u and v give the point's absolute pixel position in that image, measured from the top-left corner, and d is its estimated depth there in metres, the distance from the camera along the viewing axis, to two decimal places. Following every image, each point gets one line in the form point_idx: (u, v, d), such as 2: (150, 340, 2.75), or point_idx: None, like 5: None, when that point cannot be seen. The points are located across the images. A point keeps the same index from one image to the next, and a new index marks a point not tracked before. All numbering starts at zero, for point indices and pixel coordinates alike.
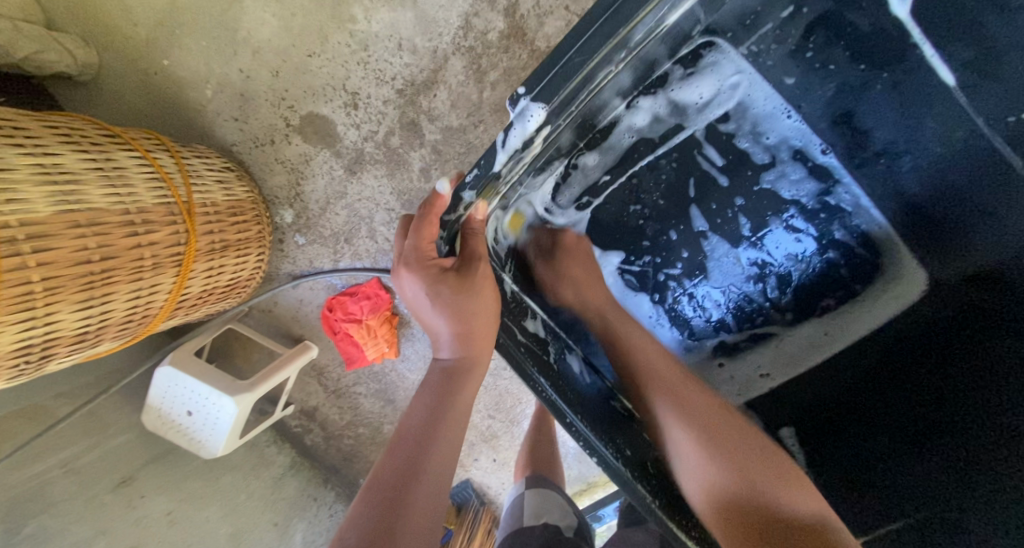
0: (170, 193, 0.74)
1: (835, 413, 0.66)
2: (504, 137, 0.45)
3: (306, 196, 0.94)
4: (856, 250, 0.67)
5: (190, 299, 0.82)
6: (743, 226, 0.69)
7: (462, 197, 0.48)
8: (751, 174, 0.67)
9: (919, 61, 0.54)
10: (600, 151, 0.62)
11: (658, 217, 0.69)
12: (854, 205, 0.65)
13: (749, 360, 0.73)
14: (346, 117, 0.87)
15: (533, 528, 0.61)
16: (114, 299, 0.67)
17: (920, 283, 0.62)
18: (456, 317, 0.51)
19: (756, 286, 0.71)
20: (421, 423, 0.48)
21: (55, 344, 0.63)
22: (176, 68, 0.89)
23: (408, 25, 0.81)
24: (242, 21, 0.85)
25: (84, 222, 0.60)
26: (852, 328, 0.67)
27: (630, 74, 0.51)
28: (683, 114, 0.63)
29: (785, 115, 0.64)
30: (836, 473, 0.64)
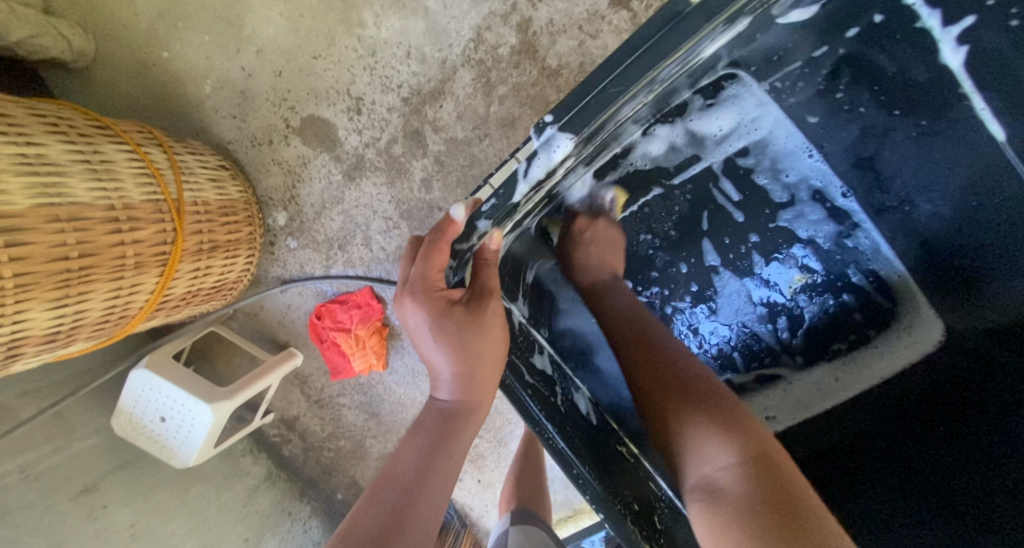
0: (159, 190, 0.71)
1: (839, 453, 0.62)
2: (527, 166, 0.43)
3: (301, 200, 0.91)
4: (872, 295, 0.65)
5: (172, 300, 0.79)
6: (756, 261, 0.68)
7: (477, 225, 0.45)
8: (769, 212, 0.66)
9: (964, 110, 0.53)
10: (613, 176, 0.61)
11: (670, 248, 0.69)
12: (872, 248, 0.64)
13: (756, 402, 0.69)
14: (348, 122, 0.85)
15: None
16: (90, 299, 0.64)
17: (935, 338, 0.61)
18: (460, 357, 0.49)
19: (766, 326, 0.70)
20: (412, 470, 0.46)
21: (24, 343, 0.59)
22: (176, 61, 0.87)
23: (419, 34, 0.80)
24: (248, 19, 0.83)
25: (65, 217, 0.58)
26: (863, 376, 0.64)
27: (649, 105, 0.51)
28: (700, 145, 0.63)
29: (806, 154, 0.63)
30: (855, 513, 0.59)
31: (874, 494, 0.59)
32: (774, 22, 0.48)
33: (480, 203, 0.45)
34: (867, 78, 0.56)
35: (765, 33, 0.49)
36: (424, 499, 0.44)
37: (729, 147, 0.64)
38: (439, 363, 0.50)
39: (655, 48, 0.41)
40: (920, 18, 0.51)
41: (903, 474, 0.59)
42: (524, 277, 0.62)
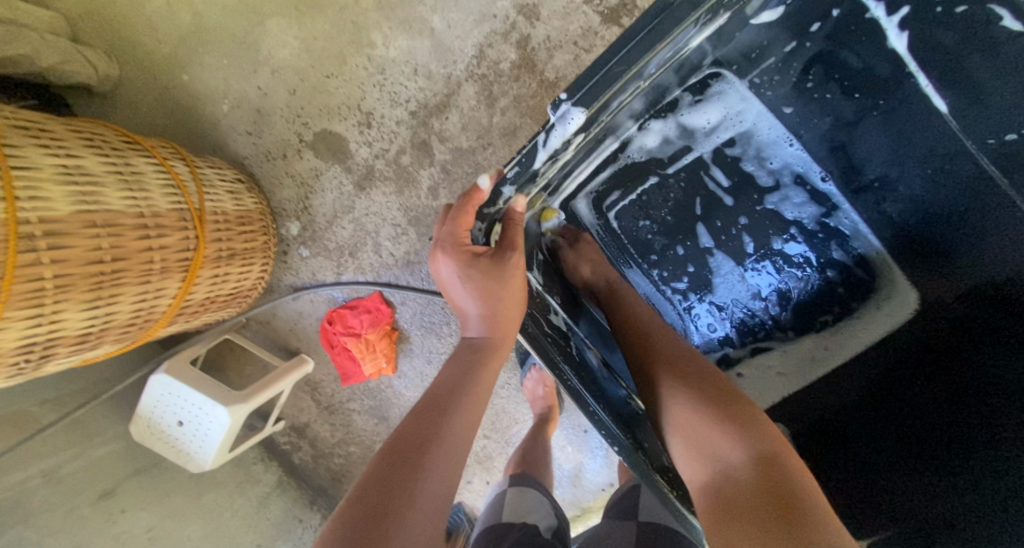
0: (183, 200, 0.75)
1: (838, 431, 0.66)
2: (545, 138, 0.49)
3: (313, 210, 0.96)
4: (853, 270, 0.70)
5: (192, 306, 0.82)
6: (746, 243, 0.72)
7: (502, 192, 0.52)
8: (756, 196, 0.70)
9: (912, 87, 0.59)
10: (613, 168, 0.66)
11: (666, 232, 0.71)
12: (852, 230, 0.69)
13: (757, 376, 0.73)
14: (359, 135, 0.90)
15: (512, 525, 0.57)
16: (118, 303, 0.67)
17: (912, 303, 0.65)
18: (485, 298, 0.54)
19: (759, 303, 0.73)
20: (445, 391, 0.49)
21: (57, 344, 0.63)
22: (195, 83, 0.93)
23: (425, 52, 0.86)
24: (264, 42, 0.90)
25: (100, 223, 0.62)
26: (849, 344, 0.68)
27: (642, 100, 0.57)
28: (691, 137, 0.67)
29: (786, 143, 0.68)
30: (849, 482, 0.63)
31: (877, 464, 0.63)
32: (749, 21, 0.55)
33: (503, 172, 0.51)
34: (835, 74, 0.62)
35: (742, 31, 0.56)
36: (454, 418, 0.46)
37: (717, 139, 0.68)
38: (469, 308, 0.56)
39: (653, 34, 0.46)
40: (869, 9, 0.57)
41: (901, 444, 0.62)
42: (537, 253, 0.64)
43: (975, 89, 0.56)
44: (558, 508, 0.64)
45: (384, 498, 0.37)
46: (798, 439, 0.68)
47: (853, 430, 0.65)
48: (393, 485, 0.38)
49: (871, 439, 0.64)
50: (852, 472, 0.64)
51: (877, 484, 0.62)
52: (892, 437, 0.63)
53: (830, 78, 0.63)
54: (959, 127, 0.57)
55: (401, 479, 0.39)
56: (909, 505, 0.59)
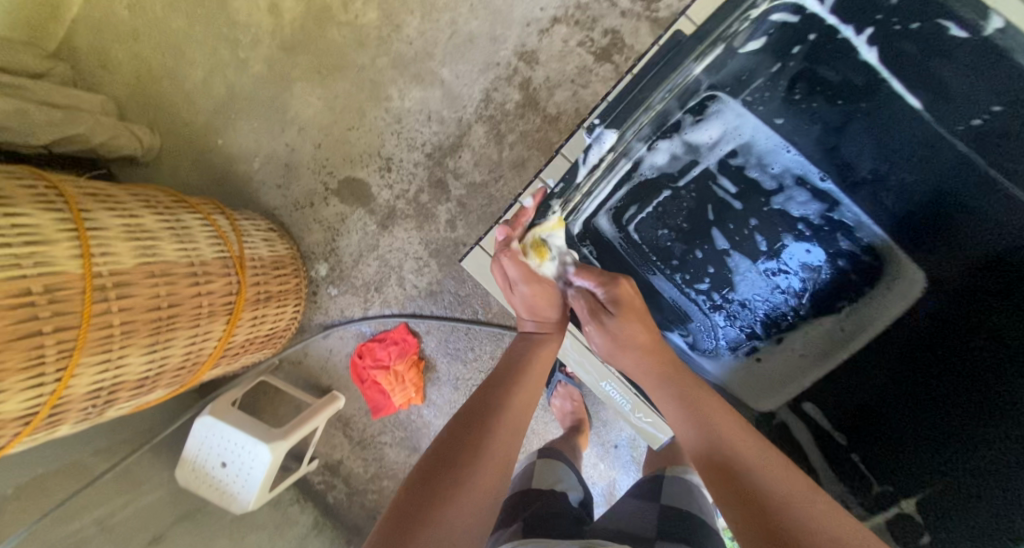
0: (226, 249, 0.82)
1: (869, 406, 0.72)
2: (584, 156, 0.63)
3: (340, 251, 1.02)
4: (862, 258, 0.73)
5: (234, 348, 0.87)
6: (760, 242, 0.75)
7: (551, 204, 0.65)
8: (763, 199, 0.75)
9: (888, 93, 0.64)
10: (626, 187, 0.72)
11: (683, 238, 0.76)
12: (856, 221, 0.73)
13: (786, 359, 0.76)
14: (380, 179, 0.98)
15: (542, 489, 0.58)
16: (173, 346, 0.72)
17: (921, 284, 0.70)
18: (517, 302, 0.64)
19: (780, 297, 0.76)
20: (505, 368, 0.54)
21: (119, 389, 0.67)
22: (228, 145, 1.02)
23: (437, 100, 0.95)
24: (291, 104, 1.00)
25: (158, 273, 0.68)
26: (868, 324, 0.72)
27: (649, 124, 0.65)
28: (696, 152, 0.73)
29: (784, 150, 0.72)
30: (885, 450, 0.70)
31: (910, 431, 0.69)
32: (736, 51, 0.62)
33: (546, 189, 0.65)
34: (818, 89, 0.67)
35: (731, 59, 0.63)
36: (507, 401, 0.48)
37: (720, 151, 0.73)
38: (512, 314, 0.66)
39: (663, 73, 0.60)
40: (839, 31, 0.61)
41: (927, 410, 0.68)
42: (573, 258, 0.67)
43: (942, 89, 0.62)
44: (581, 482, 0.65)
45: (441, 468, 0.39)
46: (834, 418, 0.74)
47: (880, 402, 0.72)
48: (450, 456, 0.41)
49: (898, 408, 0.70)
50: (888, 442, 0.70)
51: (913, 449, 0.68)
52: (915, 402, 0.69)
53: (814, 92, 0.68)
54: (931, 119, 0.64)
55: (470, 436, 0.43)
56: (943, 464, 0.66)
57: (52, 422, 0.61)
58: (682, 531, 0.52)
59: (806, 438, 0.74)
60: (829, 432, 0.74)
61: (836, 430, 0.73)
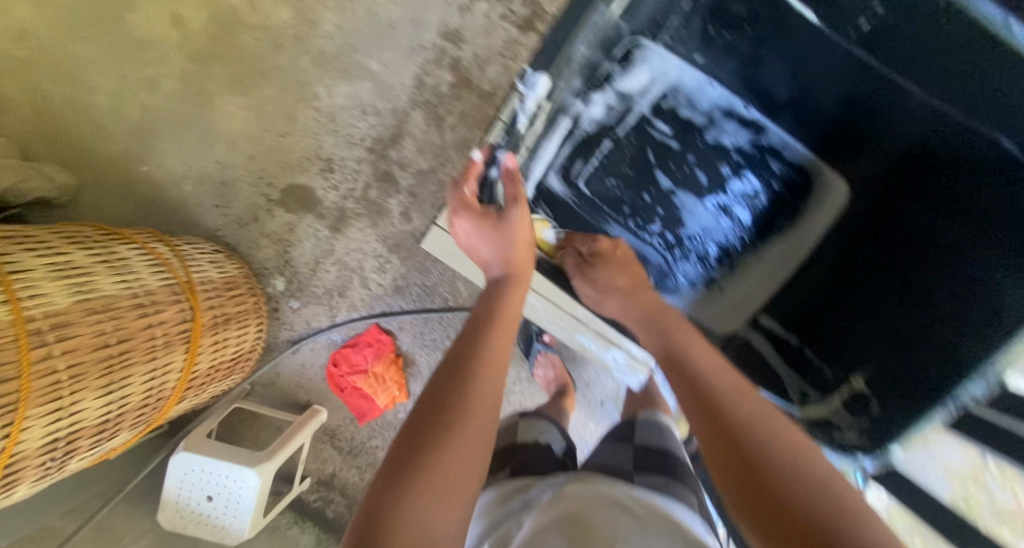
0: (171, 275, 0.78)
1: (819, 306, 0.78)
2: (521, 102, 0.68)
3: (295, 262, 0.99)
4: (793, 176, 0.78)
5: (199, 378, 0.83)
6: (701, 177, 0.79)
7: (498, 155, 0.70)
8: (697, 136, 0.77)
9: (790, 16, 0.63)
10: (570, 143, 0.76)
11: (632, 185, 0.80)
12: (782, 143, 0.75)
13: (742, 279, 0.83)
14: (324, 182, 0.96)
15: (526, 449, 0.62)
16: (131, 383, 0.68)
17: (842, 190, 0.75)
18: (497, 239, 0.60)
19: (725, 224, 0.82)
20: (480, 317, 0.50)
21: (79, 438, 0.63)
22: (154, 171, 0.96)
23: (368, 93, 0.93)
24: (215, 118, 0.95)
25: (100, 309, 0.64)
26: (806, 234, 0.79)
27: (579, 77, 0.68)
28: (628, 100, 0.73)
29: (709, 86, 0.73)
30: (832, 343, 0.76)
31: (856, 325, 0.74)
32: None
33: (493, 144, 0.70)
34: (728, 24, 0.66)
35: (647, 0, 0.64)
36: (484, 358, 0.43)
37: (651, 96, 0.73)
38: (474, 247, 0.63)
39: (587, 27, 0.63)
40: None
41: (870, 303, 0.73)
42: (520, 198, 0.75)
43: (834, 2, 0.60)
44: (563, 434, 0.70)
45: (421, 444, 0.35)
46: (788, 321, 0.80)
47: (825, 301, 0.77)
48: (429, 428, 0.36)
49: (844, 304, 0.76)
50: (838, 337, 0.75)
51: (856, 338, 0.74)
52: (858, 297, 0.74)
53: (726, 28, 0.66)
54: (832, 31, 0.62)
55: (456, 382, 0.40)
56: (882, 350, 0.71)
57: (9, 484, 0.56)
58: (658, 465, 0.56)
59: (768, 349, 0.81)
60: (784, 336, 0.81)
61: (790, 333, 0.80)
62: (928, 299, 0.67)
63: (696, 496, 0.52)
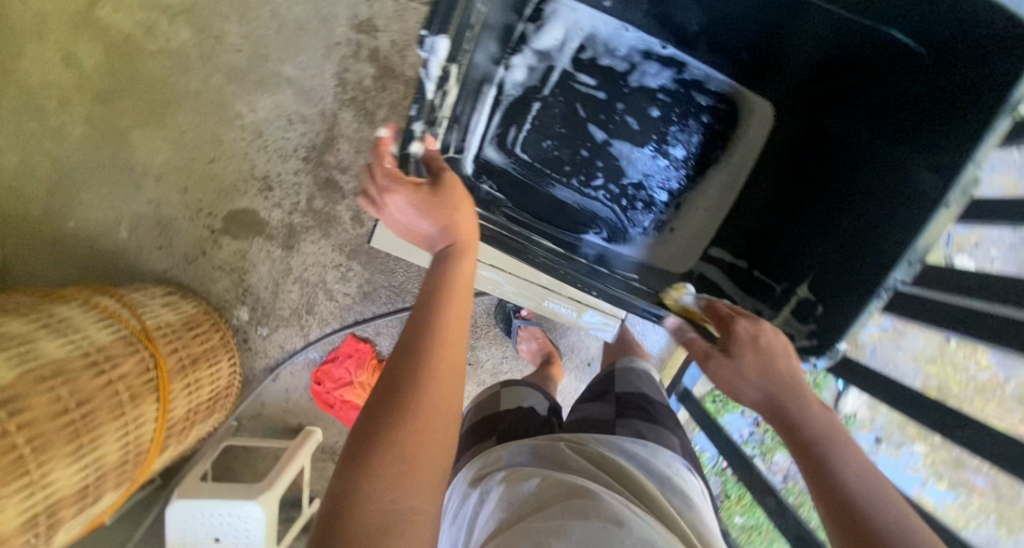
0: (123, 327, 0.75)
1: (767, 230, 0.75)
2: (424, 70, 0.60)
3: (255, 288, 0.96)
4: (720, 107, 0.77)
5: (177, 424, 0.80)
6: (632, 123, 0.78)
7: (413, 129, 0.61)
8: (621, 82, 0.76)
9: None
10: (499, 112, 0.74)
11: (567, 142, 0.77)
12: (704, 76, 0.76)
13: (690, 216, 0.80)
14: (266, 201, 0.92)
15: (509, 416, 0.64)
16: (104, 444, 0.66)
17: (769, 113, 0.76)
18: (439, 209, 0.46)
19: (667, 165, 0.80)
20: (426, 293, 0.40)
21: (59, 510, 0.61)
22: (83, 224, 0.91)
23: (291, 100, 0.89)
24: (135, 157, 0.90)
25: (50, 375, 0.61)
26: (744, 160, 0.78)
27: (493, 40, 0.66)
28: (548, 57, 0.73)
29: (623, 30, 0.73)
30: (780, 261, 0.73)
31: (802, 237, 0.72)
32: None
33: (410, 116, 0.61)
34: None
35: None
36: (436, 326, 0.37)
37: (570, 49, 0.74)
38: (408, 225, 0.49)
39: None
40: None
41: (812, 212, 0.71)
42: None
43: None
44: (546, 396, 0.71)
45: (372, 434, 0.31)
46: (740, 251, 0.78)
47: (771, 221, 0.75)
48: (378, 417, 0.32)
49: (788, 219, 0.74)
50: (783, 253, 0.73)
51: (803, 251, 0.71)
52: (803, 210, 0.72)
53: None
54: None
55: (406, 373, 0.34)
56: (828, 255, 0.68)
57: None
58: (638, 411, 0.58)
59: (722, 278, 0.78)
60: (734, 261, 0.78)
61: (739, 258, 0.77)
62: (864, 193, 0.65)
63: (677, 436, 0.55)
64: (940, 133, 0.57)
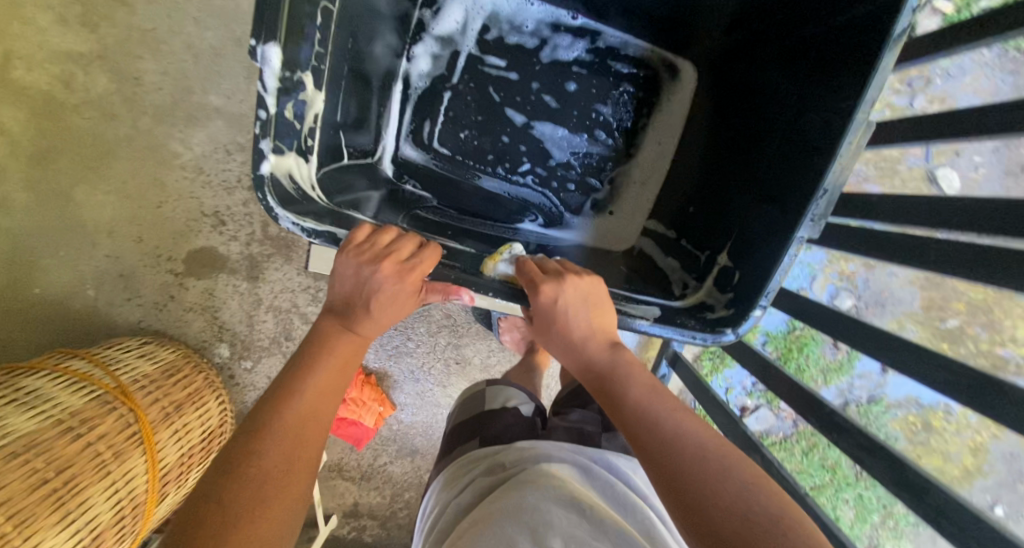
0: (96, 387, 0.74)
1: (703, 185, 0.68)
2: (259, 84, 0.46)
3: (229, 324, 0.95)
4: (640, 73, 0.73)
5: (173, 471, 0.80)
6: (551, 101, 0.72)
7: (262, 149, 0.48)
8: (533, 59, 0.72)
9: None
10: (410, 107, 0.71)
11: (484, 130, 0.72)
12: (620, 42, 0.73)
13: (626, 190, 0.74)
14: (221, 236, 0.91)
15: (502, 415, 0.62)
16: (94, 505, 0.66)
17: (691, 72, 0.72)
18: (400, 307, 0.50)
19: (595, 141, 0.73)
20: (293, 371, 0.44)
21: None
22: (48, 290, 0.90)
23: (224, 131, 0.88)
24: (84, 214, 0.89)
25: (24, 449, 0.62)
26: (672, 123, 0.73)
27: (391, 33, 0.66)
28: (452, 43, 0.70)
29: (529, 5, 0.71)
30: (707, 220, 0.66)
31: (726, 185, 0.65)
32: None
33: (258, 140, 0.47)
34: None
35: None
36: (293, 402, 0.41)
37: (473, 31, 0.71)
38: (365, 288, 0.47)
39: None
40: None
41: (739, 158, 0.64)
42: (315, 199, 0.53)
43: None
44: (531, 395, 0.70)
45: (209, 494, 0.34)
46: (678, 212, 0.70)
47: (702, 178, 0.68)
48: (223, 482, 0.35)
49: (712, 170, 0.67)
50: (711, 208, 0.66)
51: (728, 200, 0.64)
52: (729, 162, 0.66)
53: None
54: None
55: (255, 435, 0.38)
56: (749, 201, 0.60)
57: None
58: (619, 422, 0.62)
59: (658, 252, 0.71)
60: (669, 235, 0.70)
61: (673, 230, 0.70)
62: (784, 132, 0.58)
63: None
64: (847, 53, 0.51)
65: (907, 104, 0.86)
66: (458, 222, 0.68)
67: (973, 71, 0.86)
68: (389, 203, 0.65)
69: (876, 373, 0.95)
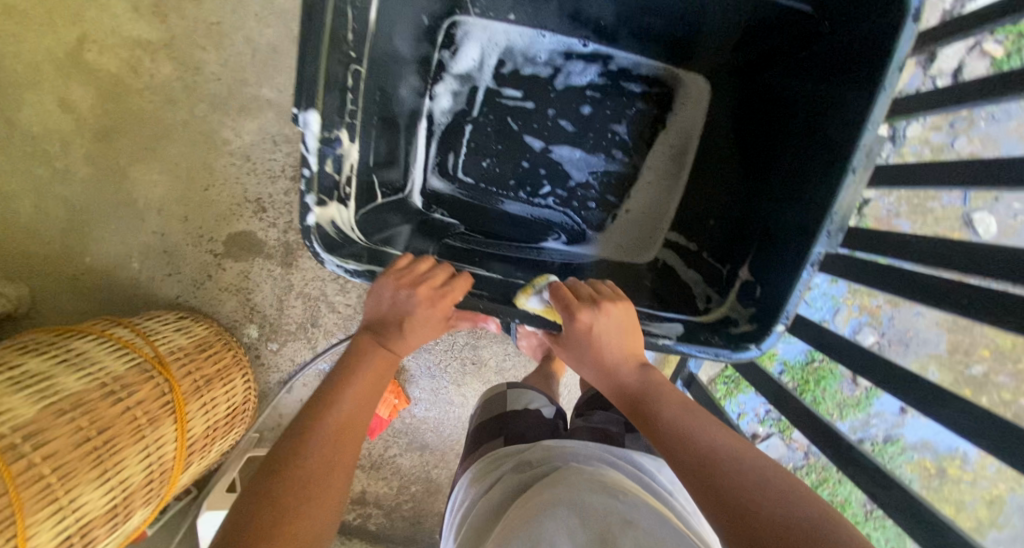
0: (137, 355, 0.78)
1: (725, 197, 0.69)
2: (303, 145, 0.52)
3: (260, 306, 0.99)
4: (653, 90, 0.73)
5: (199, 441, 0.84)
6: (566, 125, 0.73)
7: (307, 204, 0.54)
8: (547, 88, 0.73)
9: None
10: (435, 141, 0.73)
11: (505, 158, 0.74)
12: (632, 63, 0.73)
13: (638, 195, 0.74)
14: (261, 222, 0.95)
15: (524, 419, 0.64)
16: (127, 467, 0.70)
17: (704, 86, 0.71)
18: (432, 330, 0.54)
19: (613, 160, 0.74)
20: (334, 381, 0.48)
21: (92, 529, 0.67)
22: (98, 259, 0.96)
23: (272, 122, 0.92)
24: (136, 192, 0.94)
25: (70, 407, 0.66)
26: (686, 140, 0.73)
27: (414, 74, 0.69)
28: (470, 80, 0.73)
29: (541, 36, 0.72)
30: (731, 237, 0.66)
31: (749, 200, 0.66)
32: None
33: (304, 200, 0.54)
34: None
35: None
36: (334, 409, 0.45)
37: (490, 66, 0.73)
38: (401, 308, 0.51)
39: (383, 15, 0.60)
40: None
41: (762, 174, 0.65)
42: (356, 239, 0.59)
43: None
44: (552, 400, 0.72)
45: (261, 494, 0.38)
46: (702, 223, 0.70)
47: (726, 192, 0.69)
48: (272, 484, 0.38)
49: (736, 185, 0.68)
50: (734, 223, 0.67)
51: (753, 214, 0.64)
52: (751, 178, 0.66)
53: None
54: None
55: (299, 439, 0.42)
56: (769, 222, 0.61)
57: None
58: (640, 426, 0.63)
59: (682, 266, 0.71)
60: (690, 248, 0.71)
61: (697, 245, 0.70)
62: (807, 154, 0.58)
63: None
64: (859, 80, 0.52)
65: (947, 142, 0.85)
66: (489, 246, 0.71)
67: (1019, 116, 0.85)
68: (420, 234, 0.69)
69: (894, 414, 0.93)
